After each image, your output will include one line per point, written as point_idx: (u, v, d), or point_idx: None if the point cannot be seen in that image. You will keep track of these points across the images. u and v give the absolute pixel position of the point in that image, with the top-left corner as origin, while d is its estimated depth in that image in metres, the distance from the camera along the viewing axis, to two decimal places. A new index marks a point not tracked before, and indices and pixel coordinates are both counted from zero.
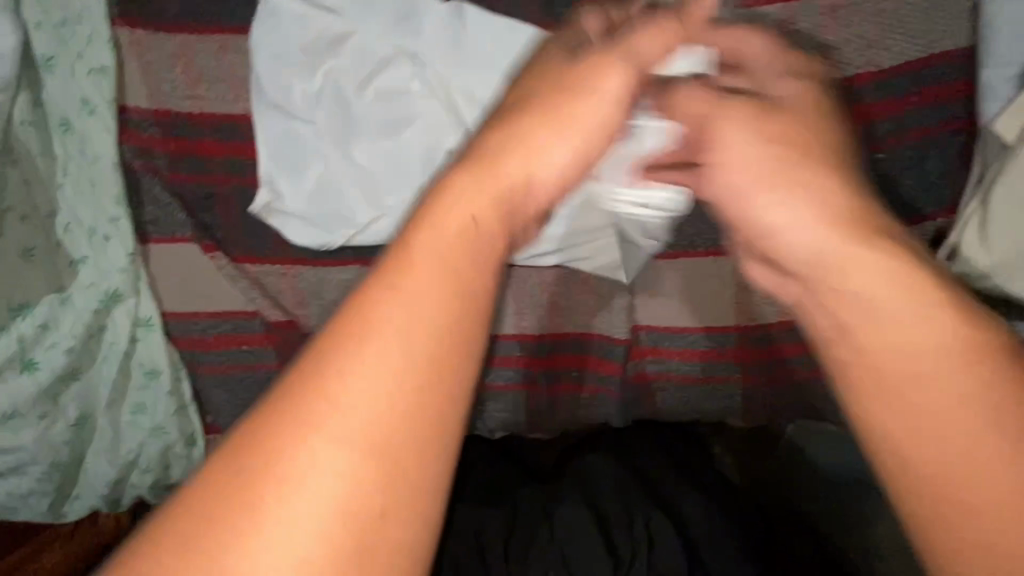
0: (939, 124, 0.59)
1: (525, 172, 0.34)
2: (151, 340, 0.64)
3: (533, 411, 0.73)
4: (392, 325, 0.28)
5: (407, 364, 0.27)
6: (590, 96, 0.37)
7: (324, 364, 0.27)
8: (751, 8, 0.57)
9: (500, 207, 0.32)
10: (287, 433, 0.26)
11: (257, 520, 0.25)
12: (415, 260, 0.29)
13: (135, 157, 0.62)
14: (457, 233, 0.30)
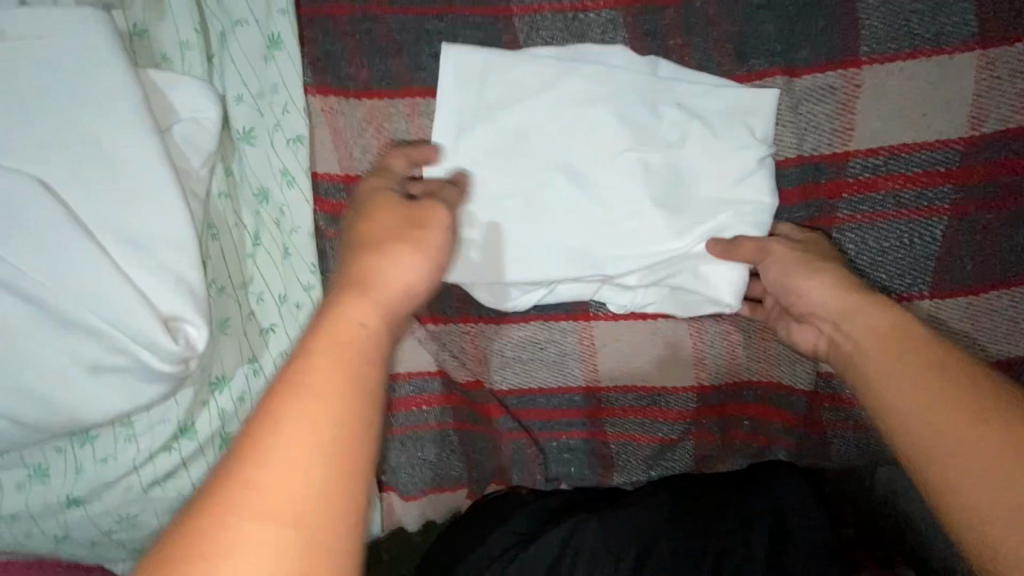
0: None
1: (396, 294, 0.40)
2: None
3: (700, 463, 0.71)
4: (280, 398, 0.32)
5: (338, 413, 0.33)
6: (431, 248, 0.44)
7: (273, 427, 0.32)
8: (948, 56, 0.58)
9: (383, 321, 0.39)
10: (233, 489, 0.30)
11: (203, 547, 0.29)
12: (321, 337, 0.35)
13: (327, 224, 0.61)
14: (348, 337, 0.36)
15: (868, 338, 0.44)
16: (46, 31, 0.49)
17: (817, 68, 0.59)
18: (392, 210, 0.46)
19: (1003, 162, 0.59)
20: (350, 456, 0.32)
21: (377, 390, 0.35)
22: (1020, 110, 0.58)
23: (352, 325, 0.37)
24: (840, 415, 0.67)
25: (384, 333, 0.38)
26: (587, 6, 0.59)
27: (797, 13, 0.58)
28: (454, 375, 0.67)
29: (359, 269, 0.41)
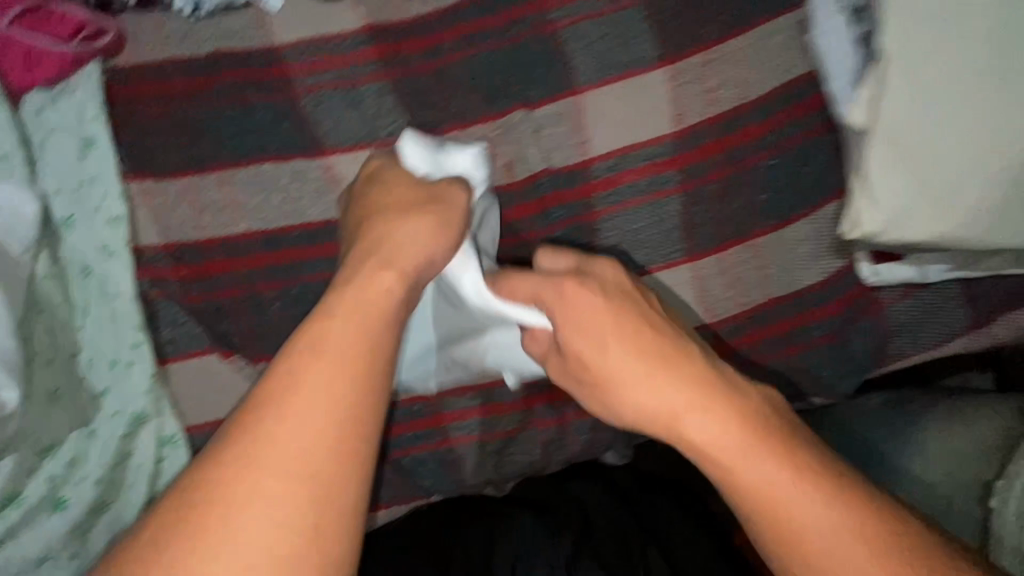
0: (813, 131, 0.74)
1: (411, 260, 0.57)
2: (177, 458, 0.66)
3: (544, 448, 0.77)
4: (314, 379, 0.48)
5: (351, 393, 0.48)
6: (448, 215, 0.60)
7: (294, 397, 0.47)
8: (643, 76, 0.74)
9: (402, 287, 0.55)
10: (261, 440, 0.45)
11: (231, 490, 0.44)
12: (345, 317, 0.52)
13: (152, 288, 0.68)
14: (369, 307, 0.53)
15: (706, 447, 0.54)
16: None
17: (548, 99, 0.74)
18: (404, 181, 0.63)
19: (708, 145, 0.74)
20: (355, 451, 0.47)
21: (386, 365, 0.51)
22: (707, 106, 0.74)
23: (374, 298, 0.54)
24: None
25: (399, 298, 0.55)
26: (358, 80, 0.73)
27: (523, 63, 0.74)
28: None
29: (386, 240, 0.58)
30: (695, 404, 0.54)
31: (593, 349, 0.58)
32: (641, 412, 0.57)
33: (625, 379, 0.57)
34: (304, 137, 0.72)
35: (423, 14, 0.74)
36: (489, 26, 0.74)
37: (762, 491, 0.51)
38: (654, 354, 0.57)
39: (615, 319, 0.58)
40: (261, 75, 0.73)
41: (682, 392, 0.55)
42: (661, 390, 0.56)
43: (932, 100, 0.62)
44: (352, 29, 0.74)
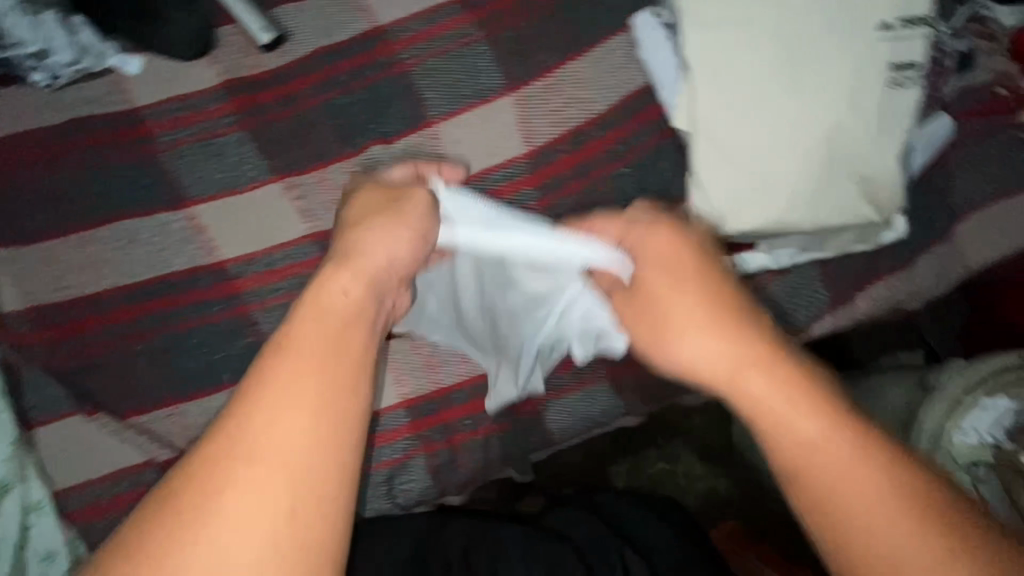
0: (657, 137, 0.79)
1: (374, 266, 0.55)
2: (46, 522, 0.65)
3: (435, 474, 0.77)
4: (300, 381, 0.45)
5: (326, 395, 0.45)
6: (414, 220, 0.59)
7: (261, 400, 0.44)
8: (492, 103, 0.79)
9: (360, 288, 0.53)
10: (233, 443, 0.43)
11: (199, 500, 0.41)
12: (311, 320, 0.49)
13: (13, 353, 0.69)
14: (335, 312, 0.50)
15: (760, 404, 0.48)
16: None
17: (405, 133, 0.78)
18: (377, 192, 0.61)
19: (562, 160, 0.78)
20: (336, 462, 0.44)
21: (362, 370, 0.48)
22: (555, 124, 0.79)
23: (350, 302, 0.51)
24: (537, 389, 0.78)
25: (363, 313, 0.51)
26: (217, 132, 0.77)
27: (377, 104, 0.79)
28: (161, 457, 0.69)
29: (347, 248, 0.56)
30: (751, 360, 0.49)
31: (655, 299, 0.56)
32: (689, 370, 0.53)
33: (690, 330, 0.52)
34: (168, 190, 0.75)
35: (278, 68, 0.80)
36: (341, 72, 0.79)
37: (811, 452, 0.46)
38: (718, 307, 0.52)
39: (673, 273, 0.55)
40: (123, 135, 0.76)
41: (737, 348, 0.50)
42: (707, 348, 0.51)
43: (738, 96, 0.66)
44: (210, 86, 0.79)
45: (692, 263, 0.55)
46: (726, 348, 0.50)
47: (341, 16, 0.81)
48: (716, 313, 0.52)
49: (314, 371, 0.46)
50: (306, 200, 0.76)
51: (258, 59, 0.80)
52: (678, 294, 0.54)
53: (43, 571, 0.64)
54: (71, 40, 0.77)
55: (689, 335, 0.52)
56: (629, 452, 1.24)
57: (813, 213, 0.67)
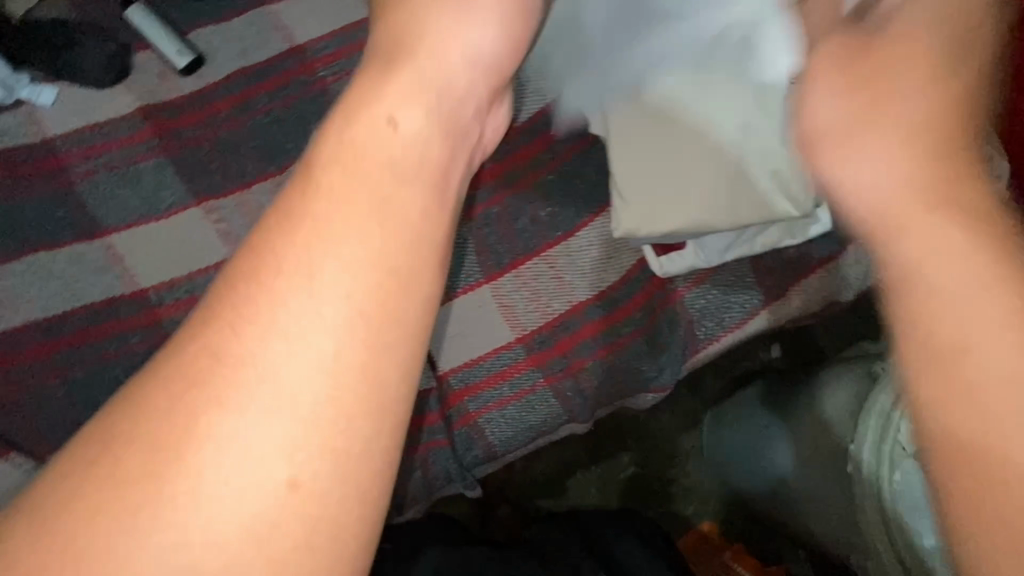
0: (578, 144, 0.80)
1: (442, 69, 0.48)
2: None
3: None
4: (354, 241, 0.38)
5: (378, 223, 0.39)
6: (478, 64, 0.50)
7: (302, 220, 0.39)
8: None
9: (422, 107, 0.45)
10: (263, 276, 0.37)
11: (200, 390, 0.35)
12: (362, 132, 0.42)
13: None
14: (388, 167, 0.42)
15: (935, 242, 0.37)
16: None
17: None
18: None
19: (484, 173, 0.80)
20: (386, 347, 0.36)
21: (421, 206, 0.42)
22: None
23: (407, 155, 0.43)
24: (473, 403, 0.78)
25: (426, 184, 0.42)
26: (136, 159, 0.76)
27: (298, 123, 0.79)
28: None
29: (386, 82, 0.45)
30: (940, 177, 0.40)
31: (886, 66, 0.45)
32: (869, 192, 0.42)
33: (868, 135, 0.44)
34: (84, 220, 0.74)
35: (197, 90, 0.79)
36: (261, 93, 0.80)
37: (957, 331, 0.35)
38: (915, 111, 0.43)
39: (881, 68, 0.45)
40: (35, 167, 0.75)
41: (921, 165, 0.41)
42: (907, 157, 0.42)
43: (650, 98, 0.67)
44: (126, 114, 0.78)
45: (924, 56, 0.45)
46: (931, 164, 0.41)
47: (259, 40, 0.81)
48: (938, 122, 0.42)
49: (375, 230, 0.39)
50: (227, 223, 0.75)
51: (175, 84, 0.79)
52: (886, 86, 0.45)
53: None
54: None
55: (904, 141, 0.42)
56: (598, 460, 1.23)
57: (731, 210, 0.67)
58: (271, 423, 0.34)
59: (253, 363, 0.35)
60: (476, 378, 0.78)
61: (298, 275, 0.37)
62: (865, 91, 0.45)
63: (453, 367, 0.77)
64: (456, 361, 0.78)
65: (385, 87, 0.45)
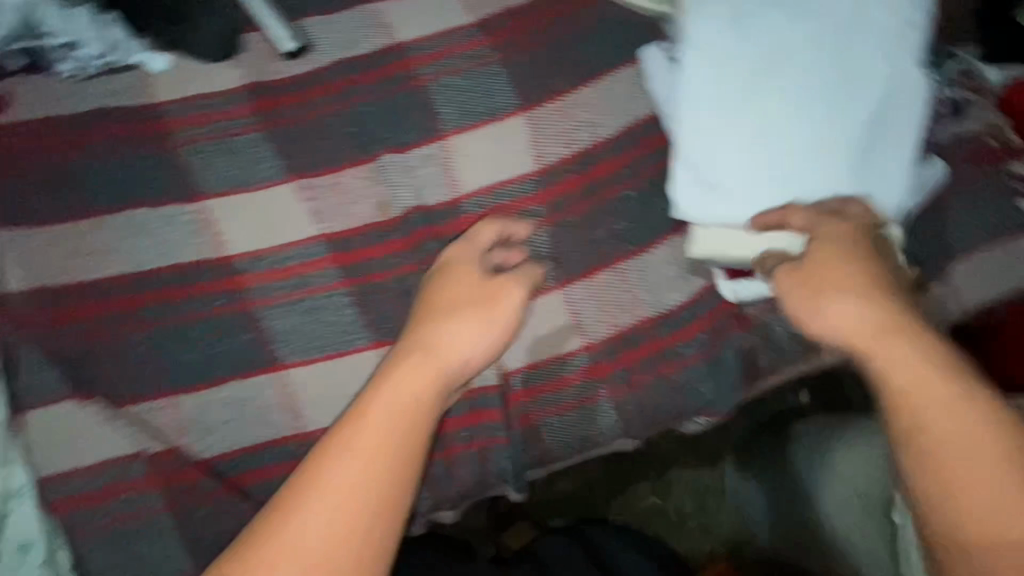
0: (661, 164, 0.81)
1: (450, 356, 0.67)
2: (23, 512, 0.64)
3: (430, 484, 0.77)
4: (376, 452, 0.60)
5: (383, 459, 0.59)
6: (489, 324, 0.69)
7: (335, 453, 0.59)
8: (504, 119, 0.81)
9: (438, 378, 0.66)
10: (311, 486, 0.58)
11: (270, 545, 0.56)
12: (372, 400, 0.62)
13: (14, 332, 0.67)
14: (405, 412, 0.62)
15: (911, 365, 0.59)
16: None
17: (418, 143, 0.80)
18: (464, 245, 0.74)
19: (567, 180, 0.81)
20: (385, 529, 0.58)
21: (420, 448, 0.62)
22: (563, 145, 0.81)
23: (421, 398, 0.64)
24: (533, 404, 0.78)
25: (428, 418, 0.63)
26: (236, 132, 0.79)
27: (394, 114, 0.81)
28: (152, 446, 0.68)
29: (429, 340, 0.68)
30: (886, 325, 0.61)
31: (820, 274, 0.65)
32: (834, 331, 0.63)
33: (834, 294, 0.64)
34: (182, 183, 0.76)
35: (301, 74, 0.83)
36: (361, 83, 0.82)
37: (945, 414, 0.56)
38: (861, 282, 0.64)
39: (849, 238, 0.66)
40: (143, 129, 0.77)
41: (881, 316, 0.62)
42: (868, 327, 0.62)
43: (745, 110, 0.71)
44: (233, 88, 0.81)
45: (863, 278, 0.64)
46: (890, 335, 0.61)
47: (363, 32, 0.84)
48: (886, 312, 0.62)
49: (383, 450, 0.60)
50: (318, 201, 0.78)
51: (280, 67, 0.83)
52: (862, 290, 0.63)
53: (18, 561, 0.63)
54: (103, 34, 0.79)
55: (858, 313, 0.62)
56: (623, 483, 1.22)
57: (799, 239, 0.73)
58: (324, 544, 0.56)
59: (290, 530, 0.56)
60: (538, 381, 0.79)
61: (348, 467, 0.58)
62: (817, 279, 0.65)
63: (517, 367, 0.78)
64: (523, 359, 0.78)
65: (425, 347, 0.67)
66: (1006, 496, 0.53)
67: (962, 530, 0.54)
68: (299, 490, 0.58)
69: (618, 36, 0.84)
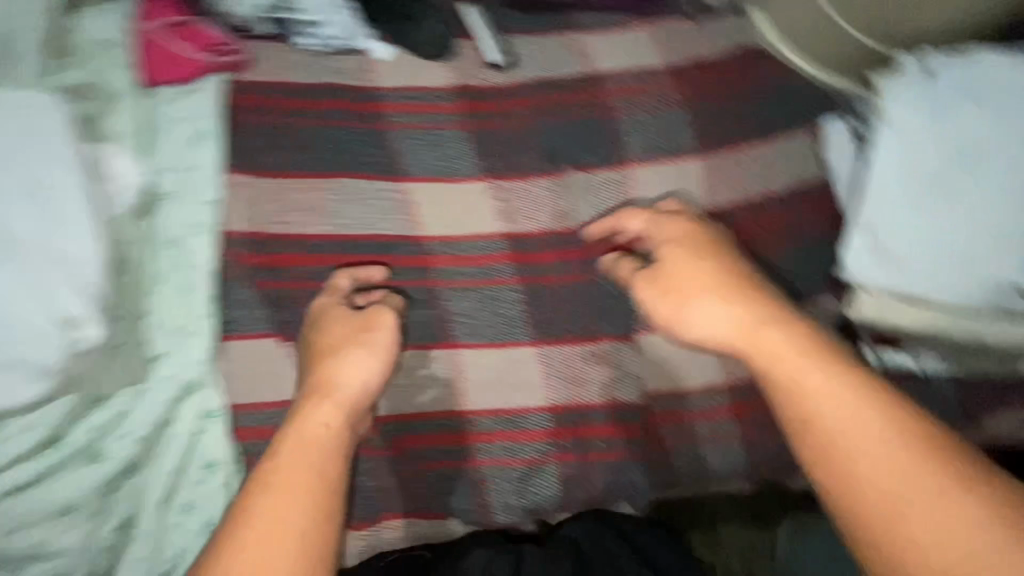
0: (823, 227, 0.85)
1: (352, 393, 0.64)
2: (214, 432, 0.68)
3: (565, 485, 0.78)
4: (297, 468, 0.58)
5: (263, 508, 0.55)
6: (380, 353, 0.67)
7: (266, 480, 0.57)
8: (683, 159, 0.87)
9: (337, 415, 0.62)
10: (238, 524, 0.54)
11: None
12: (282, 444, 0.60)
13: (231, 267, 0.73)
14: (317, 441, 0.60)
15: (772, 350, 0.59)
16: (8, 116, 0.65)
17: (604, 165, 0.86)
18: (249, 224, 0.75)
19: (734, 226, 0.85)
20: (325, 520, 0.56)
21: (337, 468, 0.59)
22: (734, 193, 0.86)
23: (317, 428, 0.61)
24: (670, 429, 0.81)
25: (339, 436, 0.62)
26: (442, 126, 0.85)
27: (585, 137, 0.87)
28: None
29: (326, 376, 0.65)
30: (754, 322, 0.61)
31: (685, 280, 0.66)
32: (710, 336, 0.63)
33: (694, 300, 0.64)
34: (390, 164, 0.82)
35: (504, 84, 0.89)
36: (558, 102, 0.88)
37: (808, 397, 0.56)
38: (720, 275, 0.65)
39: (682, 242, 0.70)
40: (361, 107, 0.84)
41: (745, 311, 0.62)
42: (737, 327, 0.62)
43: (936, 193, 0.76)
44: (443, 86, 0.87)
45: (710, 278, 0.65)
46: (756, 324, 0.61)
47: (566, 58, 0.91)
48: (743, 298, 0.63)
49: (319, 465, 0.59)
50: (507, 202, 0.83)
51: (484, 75, 0.89)
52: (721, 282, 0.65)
53: (205, 477, 0.67)
54: (341, 19, 0.85)
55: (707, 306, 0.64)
56: None
57: (962, 318, 0.77)
58: (283, 543, 0.54)
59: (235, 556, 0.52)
60: (677, 408, 0.81)
61: (278, 484, 0.57)
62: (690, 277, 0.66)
63: (657, 392, 0.81)
64: (667, 384, 0.81)
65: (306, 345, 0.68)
66: (891, 463, 0.51)
67: (861, 497, 0.51)
68: (243, 510, 0.56)
69: (802, 100, 0.89)
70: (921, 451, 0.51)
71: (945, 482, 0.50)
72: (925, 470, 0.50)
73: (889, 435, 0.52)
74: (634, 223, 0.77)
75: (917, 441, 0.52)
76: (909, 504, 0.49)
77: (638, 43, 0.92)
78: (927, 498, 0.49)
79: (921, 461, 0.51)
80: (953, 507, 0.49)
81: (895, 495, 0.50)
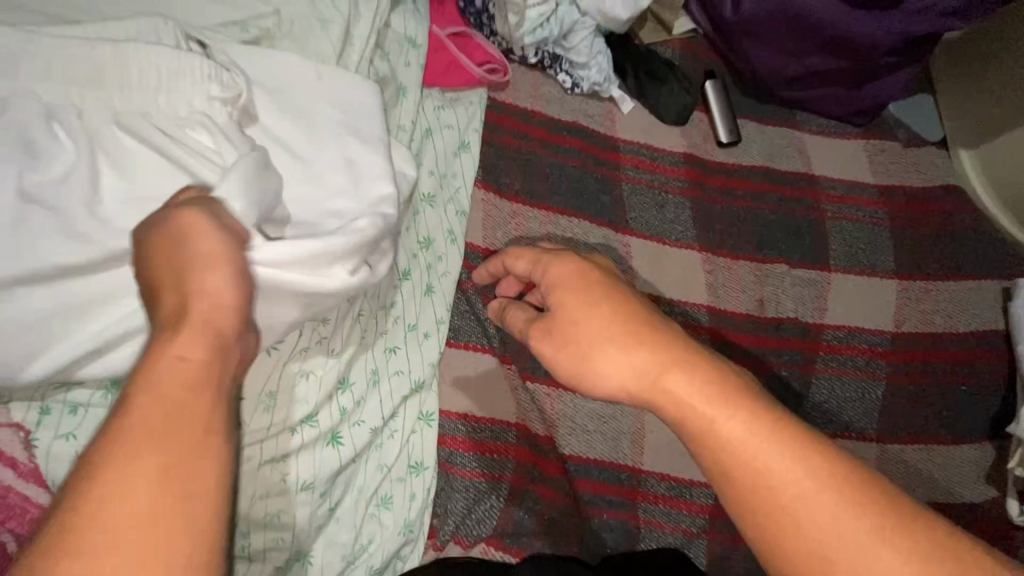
0: (997, 374, 0.88)
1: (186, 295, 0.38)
2: (426, 436, 0.70)
3: (712, 562, 0.79)
4: (166, 405, 0.35)
5: (134, 446, 0.34)
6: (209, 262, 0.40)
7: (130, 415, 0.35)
8: (879, 276, 0.90)
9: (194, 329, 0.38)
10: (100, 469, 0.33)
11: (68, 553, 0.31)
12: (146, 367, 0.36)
13: (467, 278, 0.76)
14: (182, 362, 0.37)
15: (675, 398, 0.47)
16: (334, 85, 0.64)
17: (807, 265, 0.89)
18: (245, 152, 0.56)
19: (915, 352, 0.88)
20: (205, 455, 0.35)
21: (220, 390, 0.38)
22: (921, 322, 0.89)
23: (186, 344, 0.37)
24: None
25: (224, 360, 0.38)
26: (667, 189, 0.88)
27: (791, 234, 0.90)
28: (534, 429, 0.76)
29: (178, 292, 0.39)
30: (665, 364, 0.48)
31: (570, 316, 0.53)
32: (619, 391, 0.51)
33: (592, 346, 0.51)
34: (616, 213, 0.85)
35: (729, 163, 0.92)
36: (773, 192, 0.91)
37: (724, 444, 0.45)
38: (618, 319, 0.51)
39: (575, 290, 0.54)
40: (601, 153, 0.87)
41: (647, 356, 0.49)
42: (634, 381, 0.49)
43: None
44: (674, 150, 0.90)
45: (621, 321, 0.51)
46: (632, 346, 0.50)
47: (786, 152, 0.94)
48: (632, 324, 0.51)
49: (174, 411, 0.35)
50: (713, 277, 0.85)
51: (711, 149, 0.92)
52: (609, 316, 0.52)
53: (408, 477, 0.68)
54: (596, 61, 0.86)
55: (621, 353, 0.50)
56: None
57: None
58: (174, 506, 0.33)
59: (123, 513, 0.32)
60: None
61: (129, 443, 0.34)
62: (585, 311, 0.53)
63: None
64: None
65: None
66: (831, 513, 0.41)
67: (801, 547, 0.41)
68: (63, 535, 0.32)
69: (988, 252, 0.94)
70: (844, 492, 0.42)
71: (846, 505, 0.41)
72: (853, 521, 0.41)
73: (813, 482, 0.42)
74: (523, 263, 0.63)
75: (812, 458, 0.43)
76: (823, 535, 0.41)
77: (852, 155, 0.96)
78: (846, 549, 0.40)
79: (857, 507, 0.41)
80: (862, 532, 0.41)
81: (820, 545, 0.41)
